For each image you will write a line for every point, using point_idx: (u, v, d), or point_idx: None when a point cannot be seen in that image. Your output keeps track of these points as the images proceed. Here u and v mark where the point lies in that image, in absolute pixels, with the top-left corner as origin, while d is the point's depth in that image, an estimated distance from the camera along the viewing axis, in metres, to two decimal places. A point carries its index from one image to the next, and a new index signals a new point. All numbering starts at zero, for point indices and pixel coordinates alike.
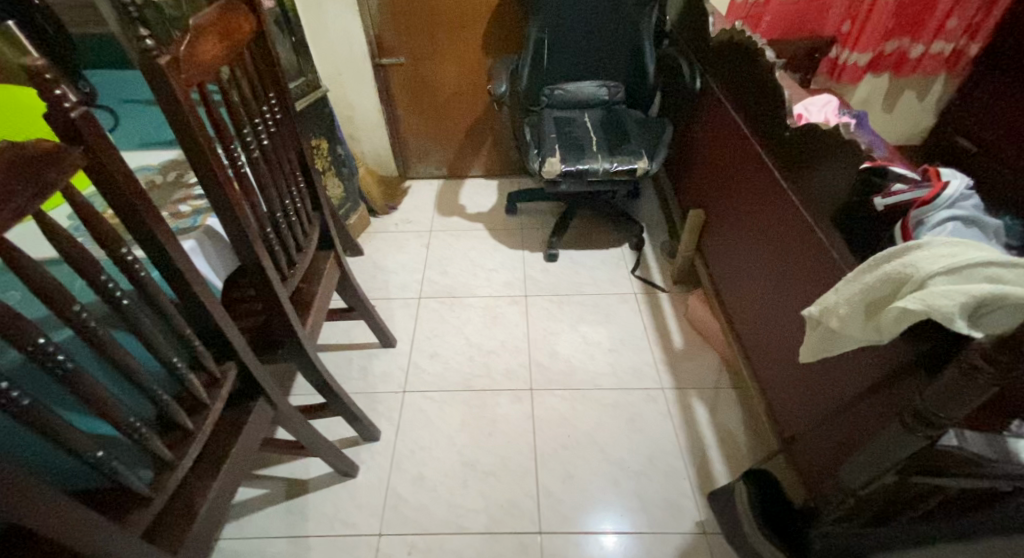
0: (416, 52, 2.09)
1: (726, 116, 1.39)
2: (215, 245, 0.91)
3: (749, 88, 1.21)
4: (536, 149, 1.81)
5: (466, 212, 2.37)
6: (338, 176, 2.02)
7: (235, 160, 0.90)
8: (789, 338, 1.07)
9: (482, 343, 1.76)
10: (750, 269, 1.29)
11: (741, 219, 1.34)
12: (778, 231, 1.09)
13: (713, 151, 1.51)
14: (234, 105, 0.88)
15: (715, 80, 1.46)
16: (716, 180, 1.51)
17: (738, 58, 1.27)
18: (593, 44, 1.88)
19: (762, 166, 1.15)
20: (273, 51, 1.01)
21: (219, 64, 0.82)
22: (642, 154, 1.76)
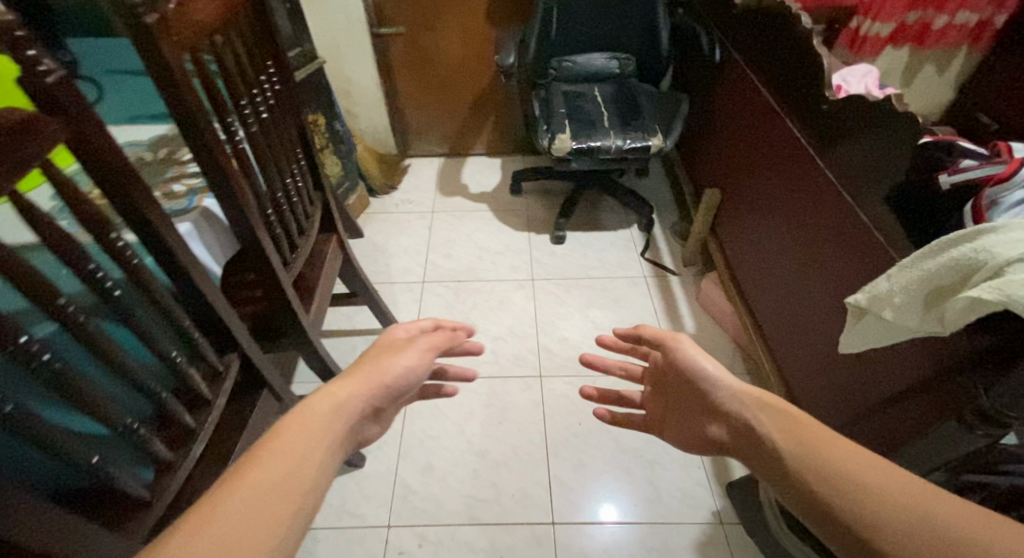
0: (417, 22, 1.98)
1: (750, 89, 1.32)
2: (213, 229, 0.84)
3: (778, 57, 1.15)
4: (545, 125, 1.73)
5: (469, 192, 2.30)
6: (336, 153, 1.93)
7: (233, 135, 0.83)
8: (818, 322, 1.03)
9: (490, 328, 1.71)
10: (772, 250, 1.25)
11: (764, 197, 1.29)
12: (804, 210, 1.05)
13: (735, 128, 1.45)
14: (228, 72, 0.80)
15: (739, 50, 1.39)
16: (736, 157, 1.46)
17: (767, 27, 1.20)
18: (605, 12, 1.79)
19: (793, 141, 1.09)
20: (270, 14, 0.93)
21: (211, 26, 0.73)
22: (657, 131, 1.68)
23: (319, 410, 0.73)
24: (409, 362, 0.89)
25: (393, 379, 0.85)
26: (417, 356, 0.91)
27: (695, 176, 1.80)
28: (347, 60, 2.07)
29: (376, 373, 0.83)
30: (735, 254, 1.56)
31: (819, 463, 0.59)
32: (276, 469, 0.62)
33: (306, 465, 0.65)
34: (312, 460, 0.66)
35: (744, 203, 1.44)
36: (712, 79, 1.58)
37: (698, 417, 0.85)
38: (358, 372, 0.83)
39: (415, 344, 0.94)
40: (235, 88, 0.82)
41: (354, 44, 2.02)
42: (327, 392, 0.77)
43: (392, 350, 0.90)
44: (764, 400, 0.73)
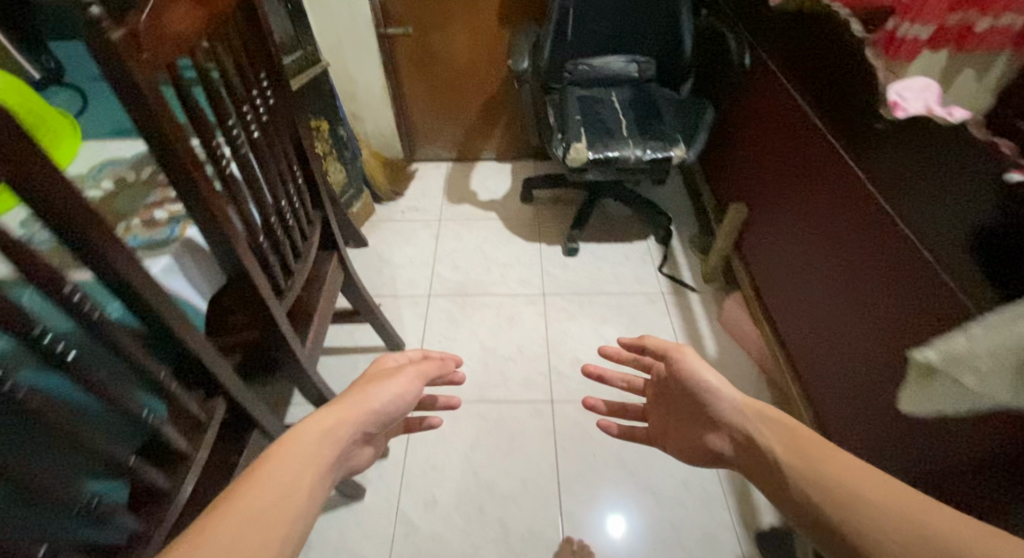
0: (425, 22, 1.89)
1: (790, 105, 1.22)
2: (198, 261, 0.76)
3: (822, 65, 1.08)
4: (560, 133, 1.63)
5: (477, 199, 2.21)
6: (339, 160, 1.85)
7: (219, 159, 0.72)
8: (872, 368, 0.94)
9: (498, 347, 1.63)
10: (814, 281, 1.16)
11: (805, 224, 1.20)
12: (846, 228, 1.00)
13: (768, 144, 1.36)
14: (211, 87, 0.70)
15: (776, 61, 1.29)
16: (770, 176, 1.37)
17: (814, 38, 1.10)
18: (625, 12, 1.68)
19: (843, 168, 1.00)
20: (262, 20, 0.83)
21: (195, 37, 0.64)
22: (679, 141, 1.58)
23: (309, 437, 0.76)
24: (398, 389, 0.91)
25: (381, 406, 0.87)
26: (406, 382, 0.94)
27: (719, 188, 1.70)
28: (351, 61, 1.97)
29: (364, 401, 0.86)
30: (760, 267, 1.50)
31: (821, 481, 0.62)
32: (266, 496, 0.65)
33: (295, 493, 0.68)
34: (299, 490, 0.69)
35: (773, 215, 1.38)
36: (742, 87, 1.47)
37: (699, 429, 0.85)
38: (346, 400, 0.85)
39: (404, 371, 0.96)
40: (222, 105, 0.72)
41: (360, 45, 1.93)
42: (316, 420, 0.80)
43: (380, 379, 0.92)
44: (767, 416, 0.75)
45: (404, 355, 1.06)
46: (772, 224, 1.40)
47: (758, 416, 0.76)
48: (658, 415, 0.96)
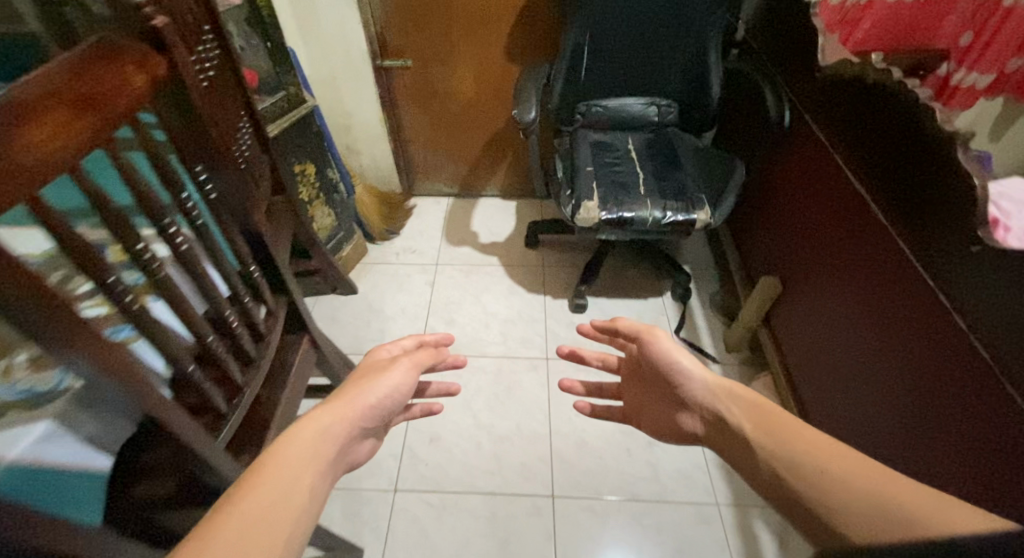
0: (426, 54, 1.73)
1: (846, 193, 1.06)
2: (94, 418, 0.59)
3: (843, 103, 1.05)
4: (569, 188, 1.46)
5: (478, 241, 2.04)
6: (328, 204, 1.69)
7: (120, 297, 0.55)
8: (923, 465, 0.86)
9: (493, 424, 1.45)
10: (849, 357, 1.08)
11: (857, 332, 1.05)
12: (867, 263, 1.00)
13: (811, 225, 1.20)
14: (107, 209, 0.52)
15: (829, 135, 1.12)
16: (810, 261, 1.21)
17: (886, 124, 0.92)
18: (645, 52, 1.52)
19: (923, 292, 0.85)
20: (201, 101, 0.67)
21: (78, 156, 0.47)
22: (704, 202, 1.39)
23: (304, 439, 0.73)
24: (392, 383, 0.85)
25: (375, 401, 0.82)
26: (402, 374, 0.87)
27: (750, 250, 1.52)
28: (346, 94, 1.82)
29: (358, 399, 0.80)
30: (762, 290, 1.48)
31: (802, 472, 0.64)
32: (265, 499, 0.63)
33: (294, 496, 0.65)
34: (297, 494, 0.65)
35: (779, 248, 1.35)
36: (786, 148, 1.28)
37: (668, 404, 0.89)
38: (338, 400, 0.79)
39: (398, 362, 0.89)
40: (129, 226, 0.55)
41: (355, 78, 1.77)
42: (312, 417, 0.76)
43: (373, 373, 0.86)
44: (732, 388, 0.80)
45: (401, 344, 0.99)
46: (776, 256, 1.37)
47: (724, 391, 0.80)
48: (634, 396, 0.97)
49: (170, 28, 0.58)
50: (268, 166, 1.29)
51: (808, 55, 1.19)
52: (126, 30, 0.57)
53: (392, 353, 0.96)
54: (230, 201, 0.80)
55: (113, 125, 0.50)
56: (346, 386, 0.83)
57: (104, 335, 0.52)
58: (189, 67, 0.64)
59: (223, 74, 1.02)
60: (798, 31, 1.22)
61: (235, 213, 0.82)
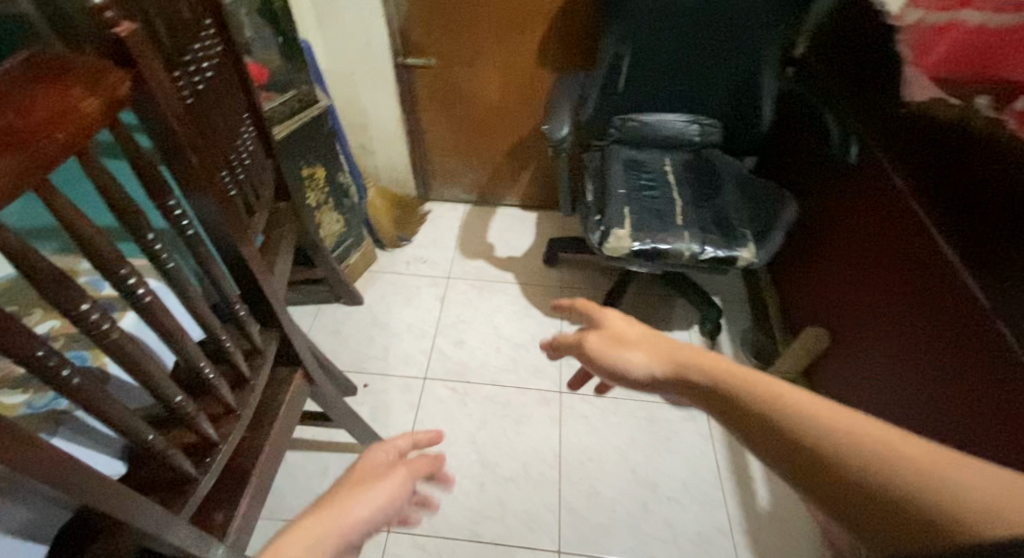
0: (451, 55, 1.60)
1: (903, 228, 0.98)
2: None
3: (876, 96, 1.08)
4: (598, 212, 1.33)
5: (494, 254, 1.93)
6: (336, 209, 1.59)
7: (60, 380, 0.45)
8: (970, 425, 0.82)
9: (499, 463, 1.34)
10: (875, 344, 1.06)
11: (881, 320, 1.04)
12: (891, 245, 1.01)
13: (859, 259, 1.11)
14: (45, 272, 0.41)
15: (891, 165, 1.02)
16: (853, 295, 1.13)
17: (970, 151, 0.85)
18: (690, 65, 1.39)
19: (992, 345, 0.77)
20: (177, 125, 0.56)
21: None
22: (749, 238, 1.25)
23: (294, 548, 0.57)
24: (387, 497, 0.70)
25: (366, 516, 0.66)
26: (397, 485, 0.73)
27: (793, 293, 1.38)
28: (364, 92, 1.70)
29: (350, 509, 0.65)
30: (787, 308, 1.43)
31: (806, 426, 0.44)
32: None
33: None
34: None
35: (803, 257, 1.33)
36: (844, 185, 1.15)
37: None
38: (324, 513, 0.63)
39: (395, 469, 0.75)
40: (74, 289, 0.44)
41: (374, 75, 1.65)
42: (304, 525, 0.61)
43: (365, 480, 0.71)
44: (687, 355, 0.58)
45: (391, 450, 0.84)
46: (801, 266, 1.34)
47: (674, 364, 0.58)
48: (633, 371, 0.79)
49: (139, 39, 0.47)
50: (274, 170, 1.19)
51: (886, 84, 1.05)
52: (83, 40, 0.46)
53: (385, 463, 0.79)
54: (214, 228, 0.69)
55: (53, 169, 0.39)
56: (332, 495, 0.68)
57: (25, 432, 0.41)
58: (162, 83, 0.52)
59: (225, 73, 0.91)
60: (871, 53, 1.09)
61: (220, 241, 0.71)
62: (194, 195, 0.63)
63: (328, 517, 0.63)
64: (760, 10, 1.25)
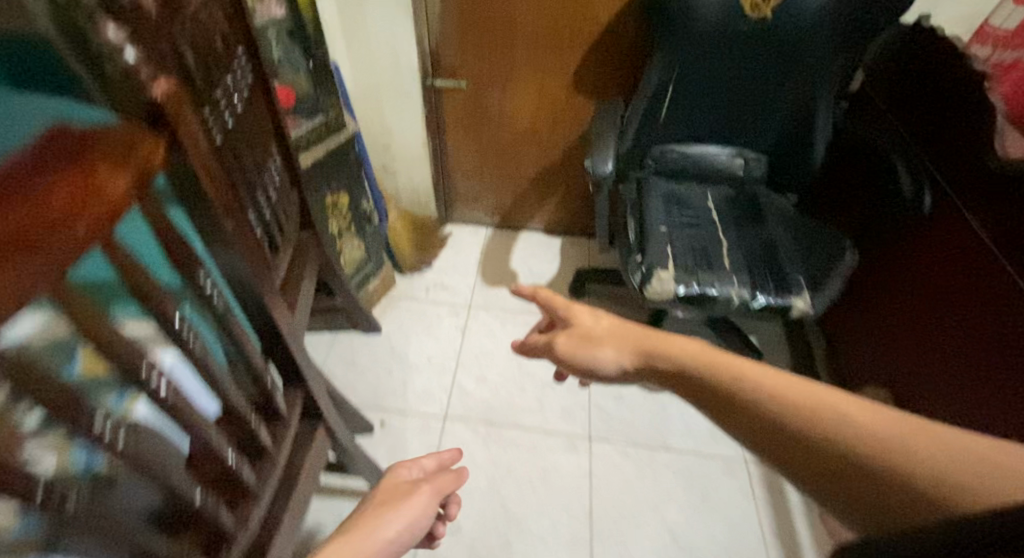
0: (483, 78, 1.54)
1: (975, 262, 0.94)
2: None
3: (930, 121, 1.07)
4: (639, 250, 1.25)
5: (517, 282, 1.85)
6: (357, 235, 1.51)
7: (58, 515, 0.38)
8: None
9: (526, 518, 1.25)
10: (945, 377, 1.00)
11: (948, 351, 0.99)
12: (954, 272, 0.99)
13: (922, 298, 1.06)
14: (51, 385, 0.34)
15: (966, 205, 0.97)
16: (911, 332, 1.08)
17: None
18: (737, 96, 1.32)
19: None
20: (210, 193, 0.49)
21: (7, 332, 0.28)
22: (802, 285, 1.16)
23: None
24: (414, 516, 0.72)
25: (394, 536, 0.68)
26: (423, 504, 0.74)
27: (846, 341, 1.30)
28: (389, 112, 1.63)
29: (375, 530, 0.67)
30: (834, 353, 1.36)
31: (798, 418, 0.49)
32: None
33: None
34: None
35: (852, 297, 1.27)
36: (914, 231, 1.07)
37: None
38: (354, 532, 0.67)
39: (421, 487, 0.77)
40: (89, 400, 0.37)
41: (400, 96, 1.59)
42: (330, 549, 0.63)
43: (392, 499, 0.74)
44: (642, 341, 0.74)
45: (417, 468, 0.85)
46: (850, 306, 1.28)
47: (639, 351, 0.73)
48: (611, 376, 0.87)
49: (175, 98, 0.41)
50: (299, 199, 1.12)
51: (974, 131, 0.96)
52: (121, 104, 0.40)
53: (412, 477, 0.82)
54: (241, 283, 0.62)
55: (68, 269, 0.31)
56: (365, 515, 0.71)
57: None
58: (191, 134, 0.44)
59: (253, 101, 0.84)
60: (953, 95, 1.03)
61: (247, 295, 0.64)
62: (221, 253, 0.56)
63: (356, 541, 0.65)
64: (819, 41, 1.18)
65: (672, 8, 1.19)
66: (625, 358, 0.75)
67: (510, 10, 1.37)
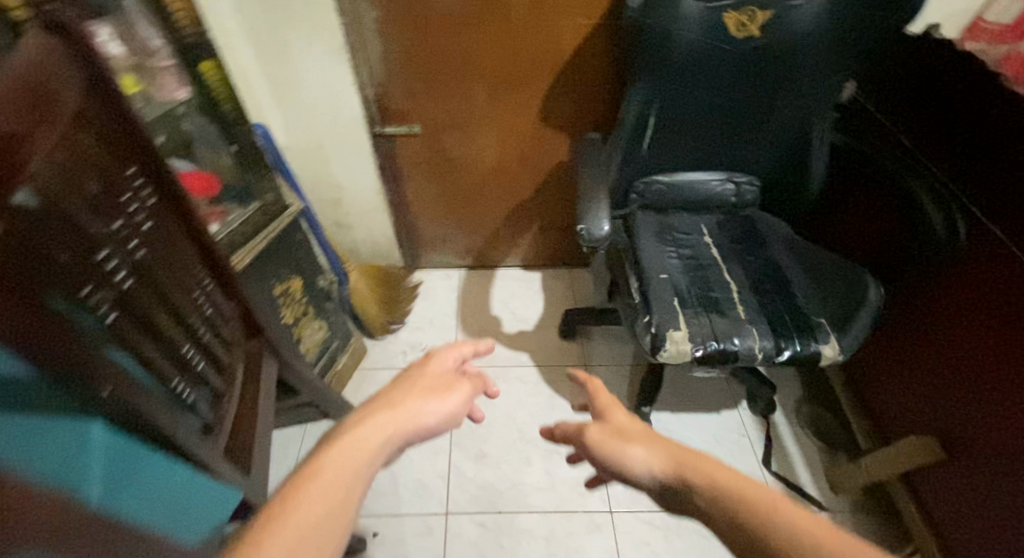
0: (439, 119, 1.36)
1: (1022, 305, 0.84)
2: None
3: (967, 143, 0.96)
4: (643, 309, 1.11)
5: (502, 330, 1.69)
6: (317, 316, 1.31)
7: None
8: None
9: None
10: (993, 433, 0.91)
11: (997, 403, 0.89)
12: (1004, 316, 0.88)
13: (968, 340, 0.95)
14: None
15: (1015, 241, 0.86)
16: (957, 376, 0.98)
17: None
18: (727, 121, 1.19)
19: None
20: None
21: None
22: (828, 330, 1.05)
23: (359, 441, 0.64)
24: (451, 408, 0.76)
25: (430, 424, 0.72)
26: (459, 397, 0.78)
27: (883, 374, 1.19)
28: (335, 166, 1.43)
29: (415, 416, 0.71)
30: (866, 384, 1.26)
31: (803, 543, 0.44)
32: (312, 509, 0.54)
33: (350, 495, 0.58)
34: (362, 477, 0.60)
35: (885, 328, 1.17)
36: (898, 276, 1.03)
37: None
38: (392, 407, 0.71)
39: (461, 383, 0.80)
40: None
41: (347, 149, 1.38)
42: (367, 418, 0.68)
43: (434, 387, 0.77)
44: (688, 454, 0.58)
45: (455, 356, 0.88)
46: (883, 337, 1.18)
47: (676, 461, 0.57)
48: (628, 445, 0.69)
49: None
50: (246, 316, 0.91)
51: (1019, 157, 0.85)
52: None
53: (448, 363, 0.85)
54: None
55: None
56: (402, 393, 0.75)
57: None
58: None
59: (159, 232, 0.65)
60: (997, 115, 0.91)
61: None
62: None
63: (393, 414, 0.69)
64: (812, 58, 1.06)
65: (650, 41, 1.04)
66: (657, 463, 0.59)
67: (462, 46, 1.19)
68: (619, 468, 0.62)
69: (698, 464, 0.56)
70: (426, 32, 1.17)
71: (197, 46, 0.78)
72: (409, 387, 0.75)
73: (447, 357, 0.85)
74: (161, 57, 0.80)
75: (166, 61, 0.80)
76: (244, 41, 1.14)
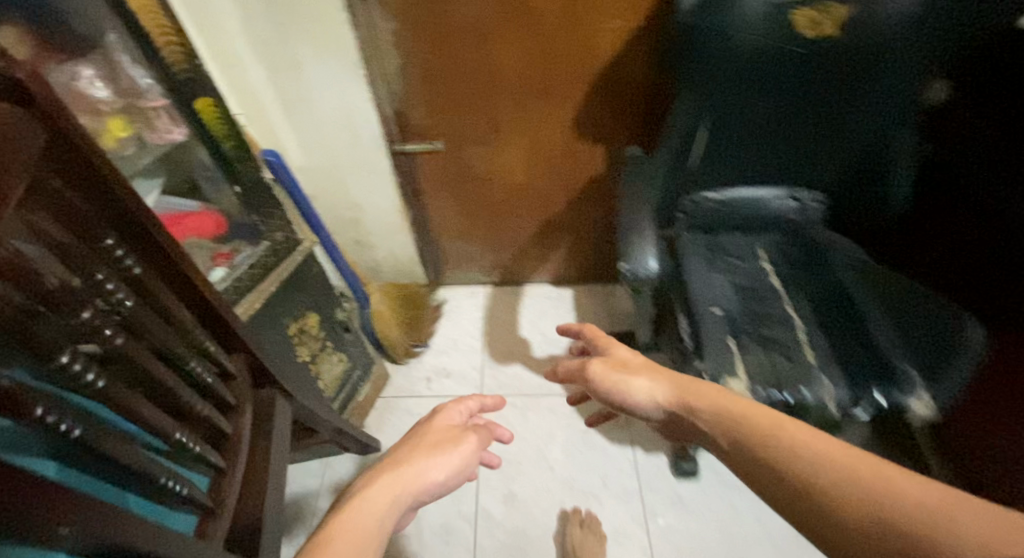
0: (463, 135, 1.25)
1: None
2: None
3: None
4: (696, 353, 0.98)
5: (532, 354, 1.58)
6: (336, 349, 1.23)
7: None
8: None
9: None
10: None
11: None
12: None
13: None
14: None
15: None
16: None
17: None
18: (791, 131, 1.05)
19: None
20: None
21: None
22: (920, 381, 0.89)
23: (367, 510, 0.59)
24: (461, 460, 0.69)
25: (441, 480, 0.67)
26: (469, 452, 0.71)
27: (982, 425, 1.03)
28: (353, 186, 1.34)
29: (420, 473, 0.66)
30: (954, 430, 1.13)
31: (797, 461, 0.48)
32: None
33: None
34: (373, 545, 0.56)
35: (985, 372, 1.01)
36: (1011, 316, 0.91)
37: None
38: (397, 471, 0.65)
39: (469, 434, 0.74)
40: None
41: (365, 169, 1.29)
42: (374, 483, 0.64)
43: (440, 443, 0.72)
44: (688, 383, 0.64)
45: (463, 409, 0.82)
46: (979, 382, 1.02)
47: (680, 395, 0.62)
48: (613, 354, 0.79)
49: None
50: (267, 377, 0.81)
51: None
52: None
53: (457, 418, 0.79)
54: None
55: None
56: (407, 453, 0.69)
57: None
58: None
59: (143, 304, 0.56)
60: None
61: None
62: None
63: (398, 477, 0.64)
64: (899, 61, 0.91)
65: (705, 46, 0.90)
66: (661, 393, 0.65)
67: (490, 56, 1.08)
68: (625, 398, 0.68)
69: (702, 396, 0.61)
70: (448, 42, 1.05)
71: (193, 81, 0.70)
72: (414, 446, 0.70)
73: (454, 412, 0.79)
74: (153, 97, 0.71)
75: (159, 100, 0.72)
76: (252, 60, 1.05)
